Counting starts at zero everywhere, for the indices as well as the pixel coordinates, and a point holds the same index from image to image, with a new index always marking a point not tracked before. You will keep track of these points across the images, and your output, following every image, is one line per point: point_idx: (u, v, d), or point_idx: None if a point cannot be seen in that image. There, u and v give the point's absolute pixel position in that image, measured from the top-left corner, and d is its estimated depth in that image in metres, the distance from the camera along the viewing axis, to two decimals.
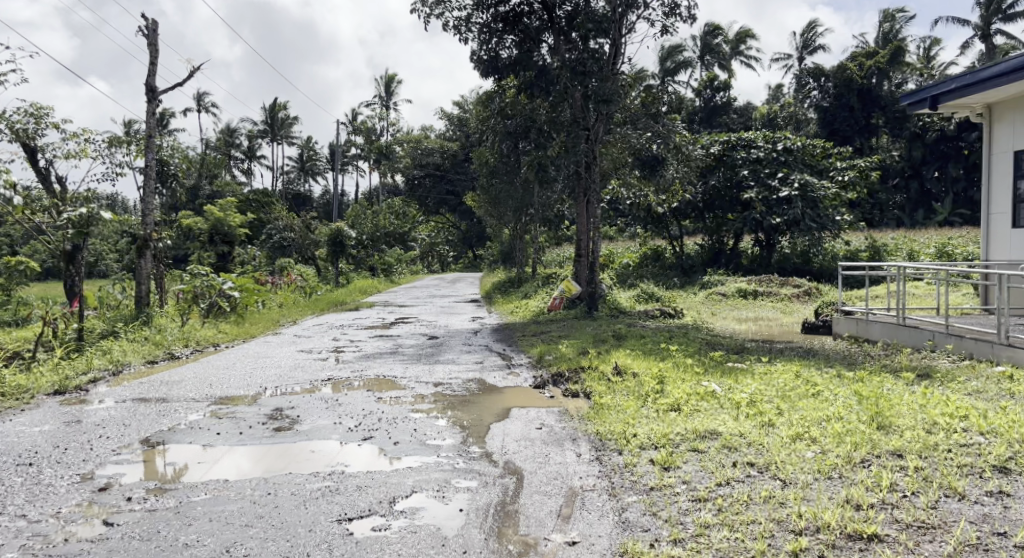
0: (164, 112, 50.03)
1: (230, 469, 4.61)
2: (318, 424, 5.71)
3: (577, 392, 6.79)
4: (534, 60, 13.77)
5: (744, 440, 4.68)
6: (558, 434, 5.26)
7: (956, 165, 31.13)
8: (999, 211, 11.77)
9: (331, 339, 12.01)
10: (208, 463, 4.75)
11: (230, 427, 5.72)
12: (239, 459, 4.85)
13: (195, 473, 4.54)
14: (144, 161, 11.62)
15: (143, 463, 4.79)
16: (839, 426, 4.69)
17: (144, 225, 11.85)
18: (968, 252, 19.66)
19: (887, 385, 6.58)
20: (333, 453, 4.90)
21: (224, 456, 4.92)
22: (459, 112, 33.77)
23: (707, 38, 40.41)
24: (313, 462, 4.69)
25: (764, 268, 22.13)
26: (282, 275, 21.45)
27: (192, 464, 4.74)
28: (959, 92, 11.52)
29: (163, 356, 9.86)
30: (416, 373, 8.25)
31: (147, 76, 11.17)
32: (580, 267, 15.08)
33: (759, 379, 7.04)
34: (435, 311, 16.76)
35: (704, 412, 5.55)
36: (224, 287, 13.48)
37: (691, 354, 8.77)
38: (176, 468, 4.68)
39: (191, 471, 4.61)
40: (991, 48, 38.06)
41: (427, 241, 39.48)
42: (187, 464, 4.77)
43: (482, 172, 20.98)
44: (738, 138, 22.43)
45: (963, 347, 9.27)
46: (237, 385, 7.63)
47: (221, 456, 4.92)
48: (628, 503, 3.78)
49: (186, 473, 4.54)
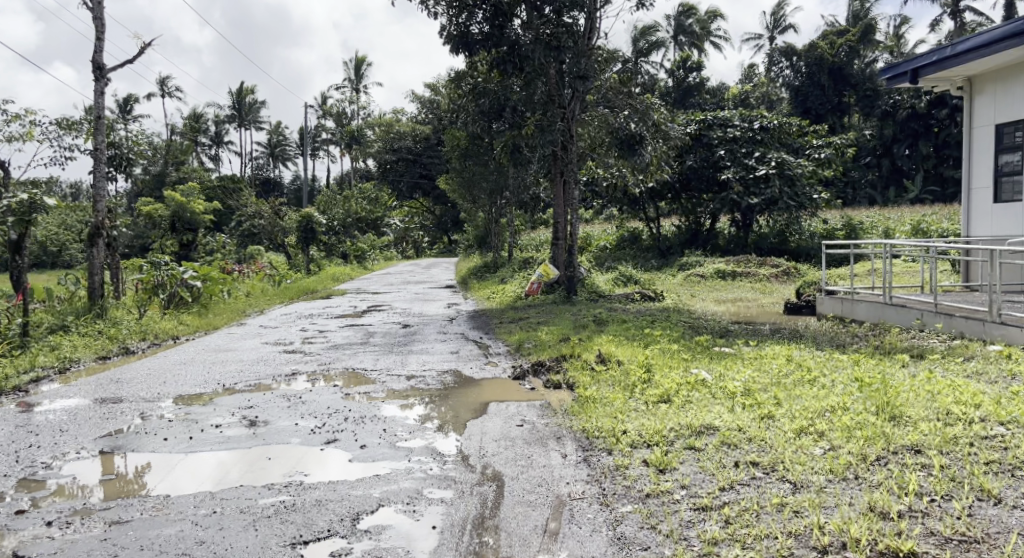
0: (127, 97, 48.62)
1: (185, 481, 4.10)
2: (279, 427, 5.20)
3: (559, 383, 6.36)
4: (505, 34, 12.87)
5: (744, 436, 4.29)
6: (540, 432, 4.82)
7: (926, 142, 30.87)
8: (980, 185, 11.51)
9: (298, 329, 11.48)
10: (157, 476, 4.23)
11: (180, 431, 5.20)
12: (186, 468, 4.35)
13: (149, 488, 4.01)
14: (93, 144, 10.92)
15: (80, 479, 4.25)
16: (845, 418, 4.31)
17: (95, 212, 11.15)
18: (942, 229, 19.52)
19: (885, 369, 6.23)
20: (293, 461, 4.41)
21: (168, 466, 4.41)
22: (431, 95, 33.04)
23: (680, 18, 40.02)
24: (273, 471, 4.20)
25: (741, 248, 21.89)
26: (250, 264, 20.76)
27: (130, 477, 4.22)
28: (939, 64, 11.23)
29: (117, 351, 9.25)
30: (388, 365, 7.76)
31: (93, 53, 10.46)
32: (557, 250, 14.60)
33: (751, 366, 6.68)
34: (409, 298, 16.27)
35: (698, 404, 5.16)
36: (185, 276, 12.85)
37: (677, 339, 8.40)
38: (125, 481, 4.16)
39: (127, 485, 4.10)
40: (959, 25, 38.13)
41: (400, 227, 38.90)
42: (137, 476, 4.25)
43: (453, 154, 20.42)
44: (714, 117, 22.09)
45: (953, 326, 8.98)
46: (193, 382, 7.10)
47: (171, 467, 4.40)
48: (622, 514, 3.36)
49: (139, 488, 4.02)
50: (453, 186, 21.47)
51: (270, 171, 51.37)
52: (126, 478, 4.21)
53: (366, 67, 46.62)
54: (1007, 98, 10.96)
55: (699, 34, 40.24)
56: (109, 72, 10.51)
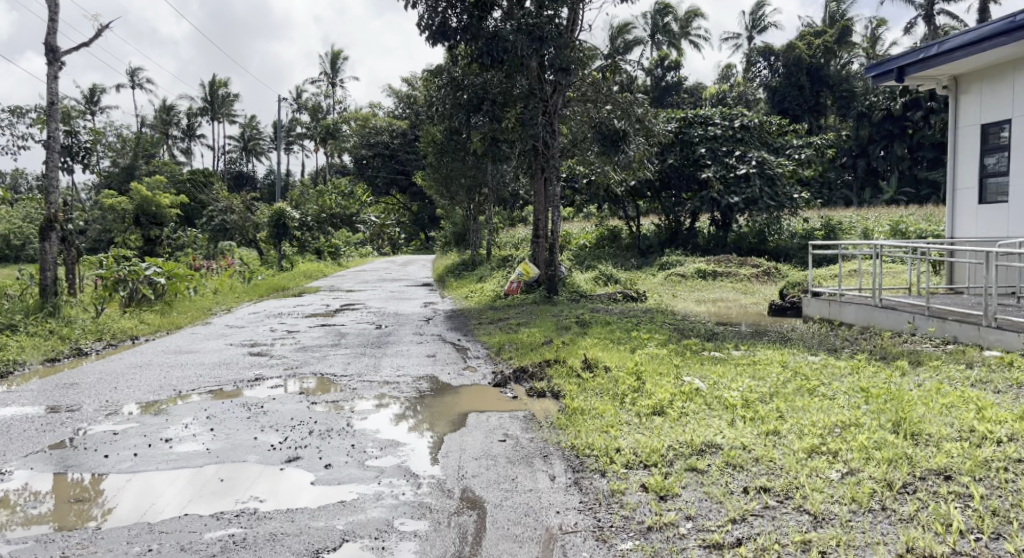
0: (95, 88, 47.41)
1: (132, 500, 3.75)
2: (235, 442, 4.71)
3: (544, 391, 5.95)
4: (484, 27, 12.43)
5: (749, 456, 3.89)
6: (525, 449, 4.38)
7: (902, 144, 30.90)
8: (965, 186, 11.26)
9: (267, 329, 10.92)
10: (106, 493, 3.89)
11: (124, 445, 4.69)
12: (127, 491, 3.89)
13: (97, 510, 3.65)
14: (46, 132, 10.28)
15: (18, 493, 3.94)
16: (859, 435, 3.95)
17: (48, 204, 10.47)
18: (922, 231, 19.36)
19: (888, 379, 5.85)
20: (251, 482, 3.97)
21: (108, 488, 3.96)
22: (408, 90, 32.51)
23: (658, 18, 39.79)
24: (226, 494, 3.79)
25: (721, 247, 21.62)
26: (221, 259, 20.07)
27: (59, 503, 3.78)
28: (923, 62, 10.99)
29: (68, 353, 8.65)
30: (359, 370, 7.22)
31: (47, 34, 9.84)
32: (538, 249, 14.13)
33: (746, 373, 6.28)
34: (385, 296, 15.76)
35: (695, 417, 4.77)
36: (148, 273, 12.21)
37: (665, 343, 8.02)
38: (63, 506, 3.73)
39: (56, 511, 3.68)
40: (934, 29, 38.37)
41: (376, 224, 38.21)
42: (85, 493, 3.91)
43: (430, 150, 19.88)
44: (695, 115, 21.82)
45: (946, 330, 8.67)
46: (146, 389, 6.54)
47: (119, 486, 3.98)
48: (623, 553, 3.03)
49: (84, 511, 3.67)
50: (430, 182, 20.95)
51: (244, 165, 50.36)
52: (70, 498, 3.83)
53: (342, 61, 45.92)
54: (995, 97, 10.70)
55: (678, 32, 40.10)
56: (63, 55, 9.90)
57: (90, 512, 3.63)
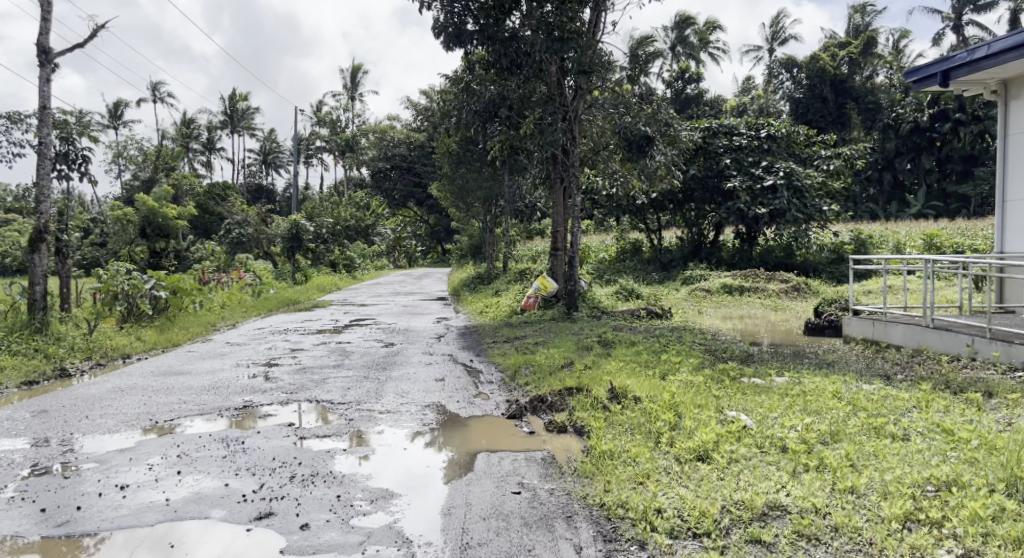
0: (117, 102, 47.48)
1: (117, 541, 3.41)
2: (200, 491, 3.97)
3: (564, 426, 5.19)
4: (503, 29, 11.71)
5: (827, 524, 3.15)
6: (544, 507, 3.62)
7: (930, 157, 29.86)
8: (1017, 198, 10.34)
9: (266, 348, 10.18)
10: (80, 534, 3.49)
11: (63, 497, 3.94)
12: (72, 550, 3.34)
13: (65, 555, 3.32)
14: (37, 138, 9.67)
15: None
16: (967, 497, 3.22)
17: (38, 214, 9.86)
18: (958, 246, 18.37)
19: (970, 418, 4.97)
20: (223, 540, 3.40)
21: (51, 544, 3.40)
22: (424, 102, 31.89)
23: (678, 30, 39.06)
24: (199, 554, 3.29)
25: (746, 262, 20.74)
26: (231, 272, 19.46)
27: None
28: (971, 66, 10.02)
29: (50, 375, 7.98)
30: (359, 398, 6.45)
31: (38, 35, 9.29)
32: (557, 262, 13.39)
33: (800, 407, 5.42)
34: (397, 311, 15.04)
35: (747, 465, 3.97)
36: (148, 287, 11.57)
37: (699, 368, 7.16)
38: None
39: None
40: (963, 40, 37.29)
41: (391, 236, 37.66)
42: (41, 542, 3.44)
43: (445, 160, 19.22)
44: (719, 124, 20.97)
45: (1012, 356, 7.77)
46: (120, 419, 5.81)
47: (68, 541, 3.43)
48: None
49: (59, 547, 3.38)
50: (446, 194, 20.27)
51: (262, 177, 50.13)
52: (16, 551, 3.35)
53: (361, 74, 45.60)
54: None
55: (698, 45, 39.30)
56: (56, 56, 9.35)
57: (73, 547, 3.38)
